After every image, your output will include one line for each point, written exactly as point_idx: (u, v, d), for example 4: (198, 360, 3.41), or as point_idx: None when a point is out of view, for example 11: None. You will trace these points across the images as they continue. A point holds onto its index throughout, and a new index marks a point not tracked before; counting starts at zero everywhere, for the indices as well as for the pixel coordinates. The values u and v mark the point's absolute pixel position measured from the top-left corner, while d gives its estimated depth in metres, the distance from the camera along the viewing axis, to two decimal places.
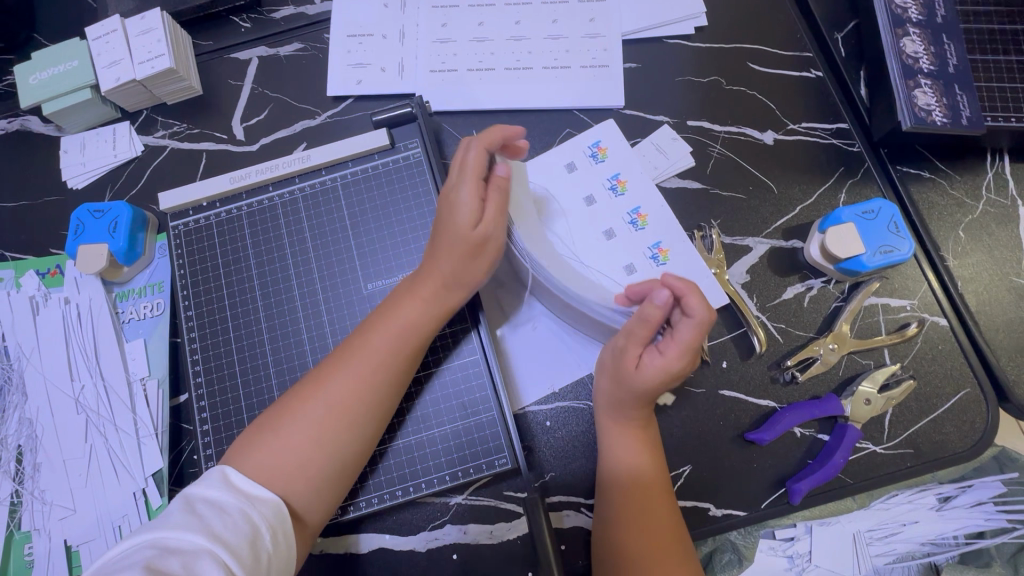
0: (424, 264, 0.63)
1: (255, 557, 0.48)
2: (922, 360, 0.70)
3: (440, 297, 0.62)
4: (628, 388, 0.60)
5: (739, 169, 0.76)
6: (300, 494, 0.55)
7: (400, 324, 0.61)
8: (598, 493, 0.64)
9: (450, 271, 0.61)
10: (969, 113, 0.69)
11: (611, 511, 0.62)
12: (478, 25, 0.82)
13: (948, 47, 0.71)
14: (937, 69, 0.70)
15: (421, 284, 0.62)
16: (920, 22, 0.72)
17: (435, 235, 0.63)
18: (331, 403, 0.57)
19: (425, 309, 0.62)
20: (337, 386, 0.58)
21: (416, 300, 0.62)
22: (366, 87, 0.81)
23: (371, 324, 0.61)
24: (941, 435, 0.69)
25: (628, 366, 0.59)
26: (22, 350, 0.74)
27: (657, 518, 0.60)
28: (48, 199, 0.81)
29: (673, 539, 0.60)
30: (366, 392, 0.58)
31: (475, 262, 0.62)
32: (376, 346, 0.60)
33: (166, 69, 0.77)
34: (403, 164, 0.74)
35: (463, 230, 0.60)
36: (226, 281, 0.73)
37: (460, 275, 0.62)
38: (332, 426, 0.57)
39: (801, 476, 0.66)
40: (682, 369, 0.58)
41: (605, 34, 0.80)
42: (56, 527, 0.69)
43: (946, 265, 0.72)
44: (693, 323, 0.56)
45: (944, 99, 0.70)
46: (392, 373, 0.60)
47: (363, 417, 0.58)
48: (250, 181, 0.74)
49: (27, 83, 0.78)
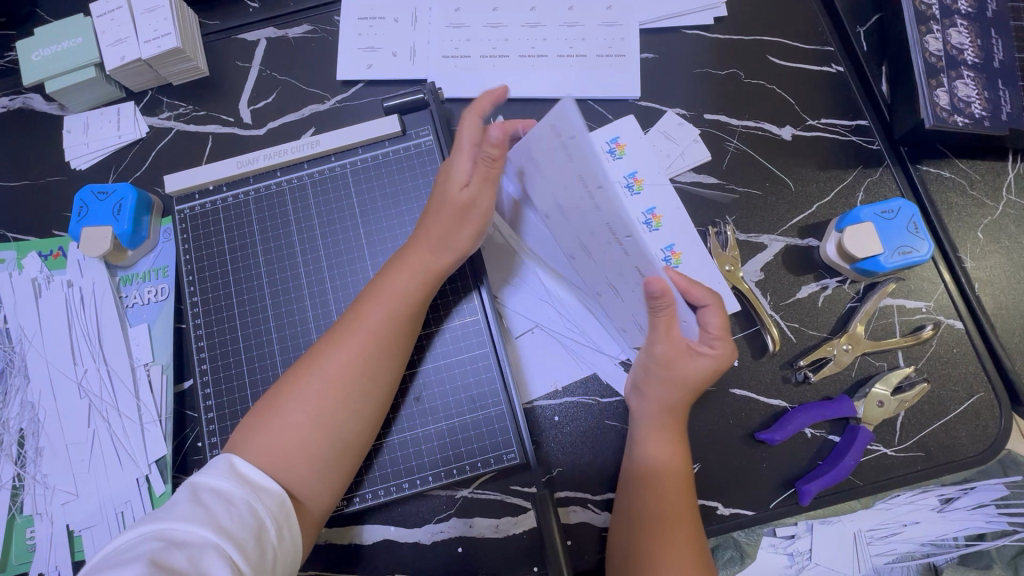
0: (415, 236, 0.62)
1: (261, 552, 0.48)
2: (936, 362, 0.69)
3: (432, 267, 0.61)
4: (679, 388, 0.60)
5: (756, 165, 0.75)
6: (303, 479, 0.54)
7: (391, 298, 0.59)
8: (621, 495, 0.63)
9: (440, 242, 0.60)
10: (1009, 108, 0.70)
11: (626, 504, 0.62)
12: (492, 11, 0.80)
13: (995, 41, 0.71)
14: (982, 62, 0.70)
15: (412, 255, 0.61)
16: (970, 14, 0.71)
17: (427, 205, 0.62)
18: (326, 378, 0.56)
19: (415, 280, 0.60)
20: (331, 363, 0.57)
21: (408, 272, 0.60)
22: (377, 72, 0.79)
23: (364, 298, 0.60)
24: (952, 440, 0.68)
25: (671, 366, 0.59)
26: (24, 333, 0.73)
27: (681, 507, 0.59)
28: (51, 179, 0.80)
29: (690, 533, 0.58)
30: (362, 365, 0.57)
31: (463, 228, 0.60)
32: (368, 318, 0.59)
33: (173, 49, 0.75)
34: (415, 152, 0.73)
35: (449, 199, 0.58)
36: (232, 266, 0.72)
37: (453, 249, 0.61)
38: (330, 403, 0.56)
39: (812, 477, 0.66)
40: (732, 353, 0.59)
41: (622, 23, 0.79)
42: (59, 511, 0.69)
43: (964, 267, 0.71)
44: (715, 307, 0.58)
45: (986, 92, 0.69)
46: (388, 344, 0.59)
47: (362, 391, 0.57)
48: (258, 166, 0.72)
49: (29, 60, 0.77)
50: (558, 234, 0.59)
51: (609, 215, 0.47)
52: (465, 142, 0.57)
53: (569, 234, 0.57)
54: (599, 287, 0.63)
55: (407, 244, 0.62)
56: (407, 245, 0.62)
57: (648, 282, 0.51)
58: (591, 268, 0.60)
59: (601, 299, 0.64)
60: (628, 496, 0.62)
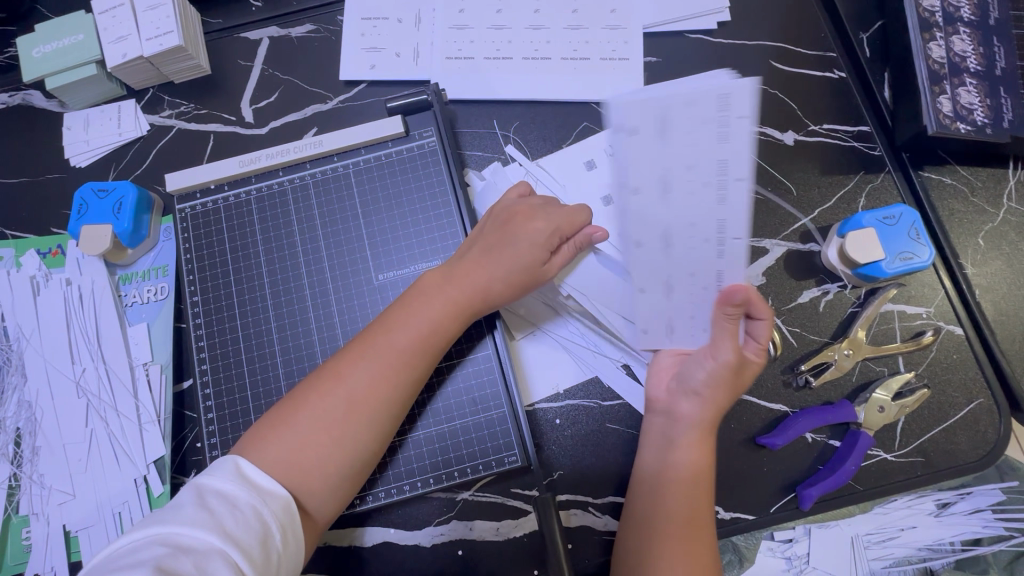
0: (461, 266, 0.62)
1: (266, 556, 0.47)
2: (937, 368, 0.70)
3: (469, 305, 0.61)
4: (732, 392, 0.60)
5: (758, 170, 0.75)
6: (313, 491, 0.54)
7: (425, 327, 0.59)
8: (632, 494, 0.63)
9: (489, 287, 0.61)
10: (1011, 116, 0.70)
11: (641, 508, 0.61)
12: (496, 13, 0.80)
13: (997, 48, 0.71)
14: (984, 70, 0.70)
15: (453, 288, 0.61)
16: (972, 22, 0.71)
17: (483, 247, 0.63)
18: (350, 397, 0.56)
19: (451, 315, 0.60)
20: (358, 382, 0.56)
21: (447, 303, 0.60)
22: (380, 73, 0.79)
23: (395, 318, 0.60)
24: (952, 445, 0.68)
25: (737, 371, 0.59)
26: (22, 331, 0.72)
27: (699, 509, 0.59)
28: (49, 176, 0.79)
29: (697, 535, 0.58)
30: (387, 390, 0.57)
31: (517, 289, 0.62)
32: (398, 343, 0.58)
33: (175, 47, 0.74)
34: (417, 153, 0.73)
35: (523, 256, 0.61)
36: (233, 266, 0.71)
37: (498, 297, 0.62)
38: (352, 424, 0.55)
39: (812, 482, 0.66)
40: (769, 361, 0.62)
41: (627, 27, 0.79)
42: (55, 512, 0.68)
43: (964, 273, 0.72)
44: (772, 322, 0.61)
45: (988, 99, 0.70)
46: (415, 372, 0.59)
47: (382, 415, 0.57)
48: (260, 165, 0.72)
49: (30, 57, 0.76)
50: (631, 215, 0.57)
51: (730, 211, 0.54)
52: (565, 225, 0.63)
53: (655, 217, 0.56)
54: (650, 283, 0.58)
55: (450, 268, 0.63)
56: (448, 268, 0.62)
57: (732, 289, 0.55)
58: (655, 262, 0.58)
59: (641, 297, 0.60)
60: (647, 497, 0.61)
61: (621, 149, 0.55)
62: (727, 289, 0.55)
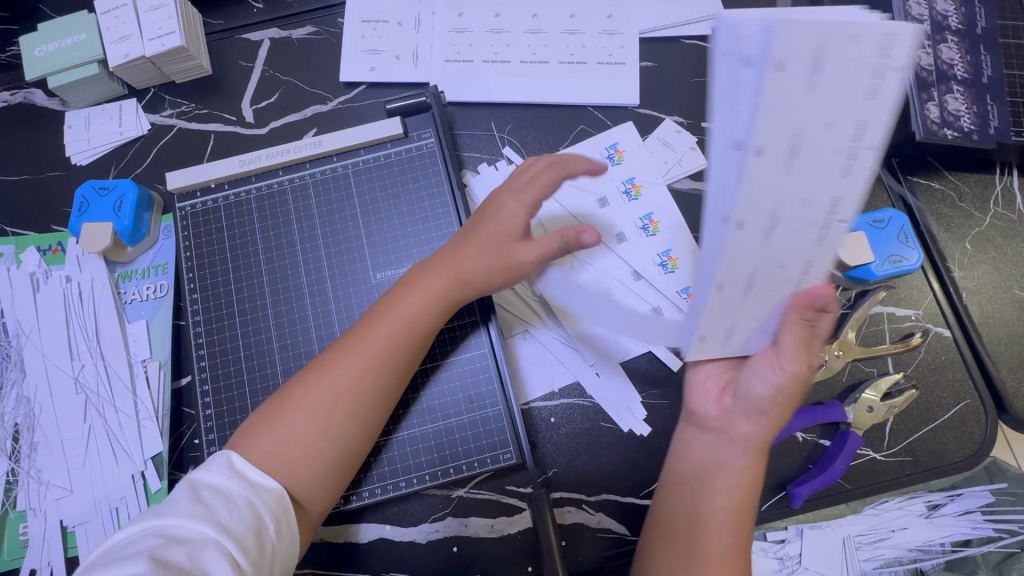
0: (442, 257, 0.62)
1: (260, 548, 0.48)
2: (925, 369, 0.71)
3: (450, 295, 0.62)
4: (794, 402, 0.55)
5: None
6: (303, 484, 0.54)
7: (406, 317, 0.60)
8: (659, 498, 0.62)
9: (468, 274, 0.61)
10: (997, 123, 0.71)
11: (664, 514, 0.60)
12: (495, 16, 0.81)
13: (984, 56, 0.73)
14: (971, 77, 0.72)
15: (432, 278, 0.61)
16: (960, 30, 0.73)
17: (462, 237, 0.62)
18: (335, 389, 0.56)
19: (432, 305, 0.61)
20: (343, 374, 0.57)
21: (429, 294, 0.61)
22: (379, 75, 0.80)
23: (376, 312, 0.61)
24: (940, 445, 0.69)
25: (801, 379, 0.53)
26: (21, 327, 0.73)
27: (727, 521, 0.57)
28: (50, 174, 0.80)
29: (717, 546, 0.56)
30: (371, 380, 0.58)
31: (497, 275, 0.61)
32: (380, 335, 0.59)
33: (177, 47, 0.75)
34: (415, 155, 0.74)
35: (498, 239, 0.60)
36: (232, 264, 0.72)
37: (479, 281, 0.61)
38: (337, 416, 0.56)
39: (802, 481, 0.67)
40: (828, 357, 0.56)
41: (623, 32, 0.80)
42: (52, 507, 0.68)
43: (952, 277, 0.73)
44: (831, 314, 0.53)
45: (975, 106, 0.71)
46: (399, 363, 0.59)
47: (368, 405, 0.57)
48: (259, 165, 0.73)
49: (32, 56, 0.77)
50: (744, 185, 0.40)
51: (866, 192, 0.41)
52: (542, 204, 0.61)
53: (769, 191, 0.41)
54: (733, 280, 0.45)
55: (430, 261, 0.63)
56: (429, 260, 0.63)
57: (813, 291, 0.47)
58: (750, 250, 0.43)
59: (717, 295, 0.46)
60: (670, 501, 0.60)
61: (753, 86, 0.37)
62: (806, 292, 0.47)
